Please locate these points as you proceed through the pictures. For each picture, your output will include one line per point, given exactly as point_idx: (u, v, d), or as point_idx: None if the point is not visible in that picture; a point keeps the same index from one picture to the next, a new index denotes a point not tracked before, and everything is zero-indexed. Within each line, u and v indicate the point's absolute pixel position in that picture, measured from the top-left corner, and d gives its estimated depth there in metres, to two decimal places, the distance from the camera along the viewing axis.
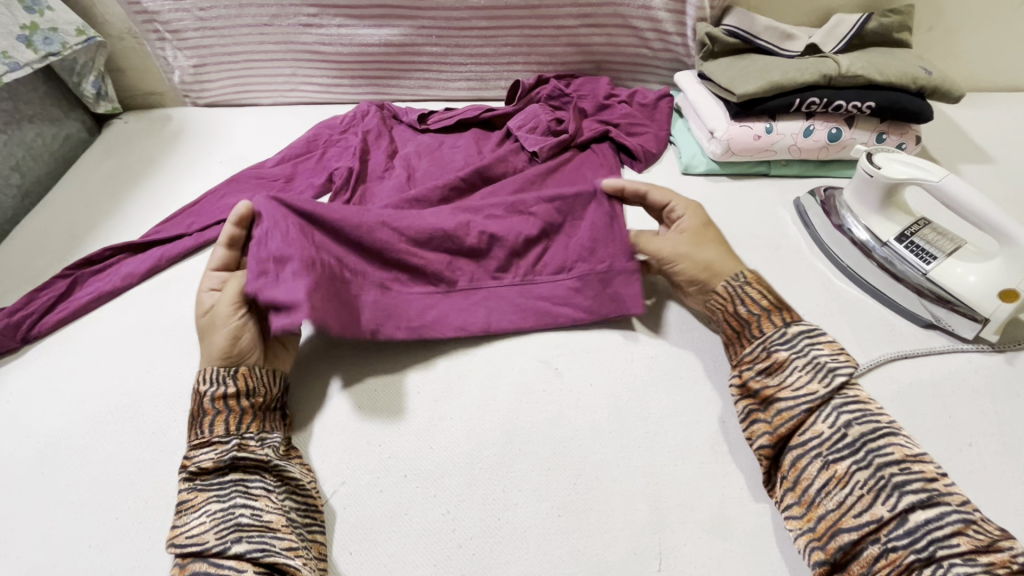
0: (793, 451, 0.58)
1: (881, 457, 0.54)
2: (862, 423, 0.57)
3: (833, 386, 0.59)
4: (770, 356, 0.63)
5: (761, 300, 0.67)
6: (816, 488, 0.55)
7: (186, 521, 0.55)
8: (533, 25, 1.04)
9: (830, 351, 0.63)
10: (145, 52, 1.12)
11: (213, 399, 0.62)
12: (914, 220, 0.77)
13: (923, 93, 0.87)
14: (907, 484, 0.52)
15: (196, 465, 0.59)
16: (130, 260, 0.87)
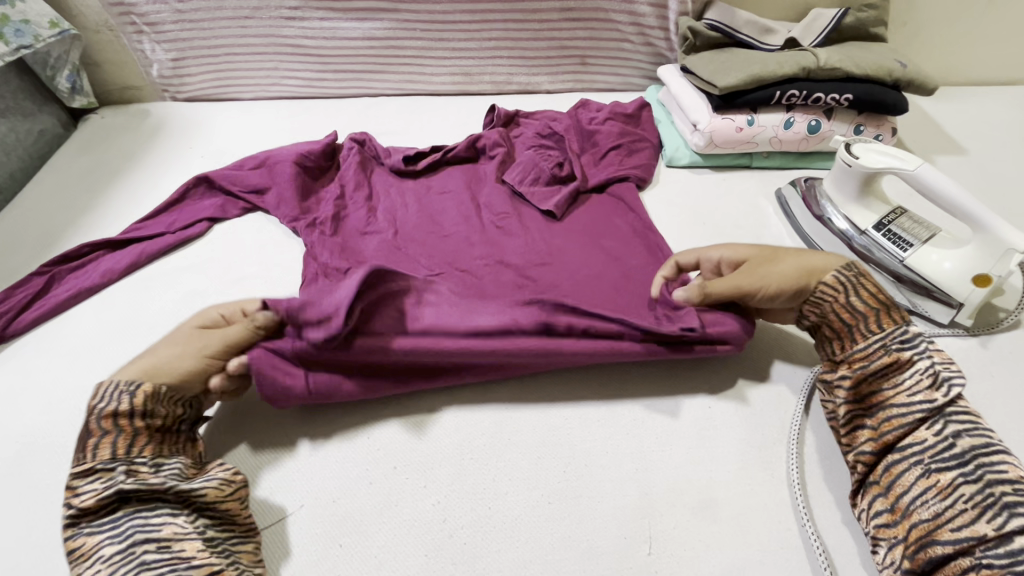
0: (895, 456, 0.56)
1: (993, 474, 0.51)
2: (973, 436, 0.54)
3: (949, 397, 0.56)
4: (890, 355, 0.59)
5: (876, 296, 0.62)
6: (911, 495, 0.53)
7: (79, 574, 0.49)
8: (517, 19, 1.04)
9: (941, 359, 0.59)
10: (122, 45, 1.10)
11: (104, 420, 0.55)
12: (891, 209, 0.79)
13: (899, 86, 0.89)
14: (1017, 506, 0.49)
15: (80, 502, 0.51)
16: (109, 257, 0.86)
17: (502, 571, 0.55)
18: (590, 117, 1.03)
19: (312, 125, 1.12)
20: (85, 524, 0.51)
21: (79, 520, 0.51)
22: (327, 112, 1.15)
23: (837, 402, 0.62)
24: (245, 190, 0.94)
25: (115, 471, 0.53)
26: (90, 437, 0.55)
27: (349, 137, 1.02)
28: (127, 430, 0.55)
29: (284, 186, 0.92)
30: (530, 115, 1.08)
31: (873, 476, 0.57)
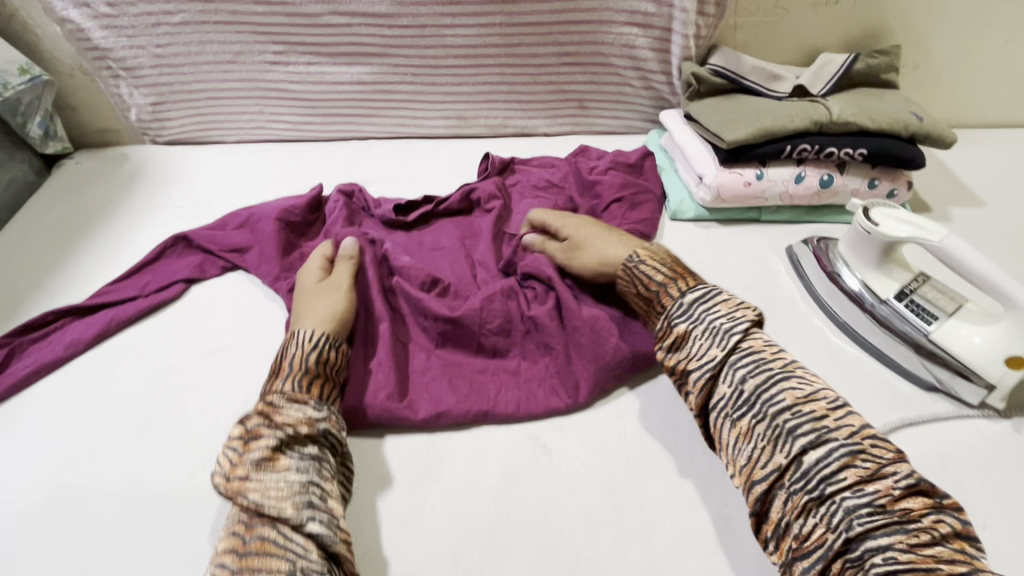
0: (712, 416, 0.60)
1: (774, 407, 0.56)
2: (755, 375, 0.58)
3: (727, 349, 0.61)
4: (672, 331, 0.65)
5: (657, 275, 0.69)
6: (730, 446, 0.58)
7: (263, 478, 0.54)
8: (513, 64, 1.00)
9: (725, 310, 0.64)
10: (98, 89, 1.04)
11: (301, 357, 0.65)
12: (913, 276, 0.74)
13: (915, 140, 0.85)
14: (798, 428, 0.54)
15: (284, 420, 0.59)
16: (75, 325, 0.80)
17: None
18: (591, 166, 0.98)
19: (298, 171, 1.06)
20: (291, 446, 0.58)
21: (281, 431, 0.58)
22: (314, 157, 1.09)
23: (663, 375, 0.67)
24: (224, 247, 0.88)
25: (315, 413, 0.61)
26: (287, 365, 0.64)
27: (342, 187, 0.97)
28: (314, 379, 0.64)
29: (264, 243, 0.87)
30: (526, 163, 1.03)
31: (705, 434, 0.62)
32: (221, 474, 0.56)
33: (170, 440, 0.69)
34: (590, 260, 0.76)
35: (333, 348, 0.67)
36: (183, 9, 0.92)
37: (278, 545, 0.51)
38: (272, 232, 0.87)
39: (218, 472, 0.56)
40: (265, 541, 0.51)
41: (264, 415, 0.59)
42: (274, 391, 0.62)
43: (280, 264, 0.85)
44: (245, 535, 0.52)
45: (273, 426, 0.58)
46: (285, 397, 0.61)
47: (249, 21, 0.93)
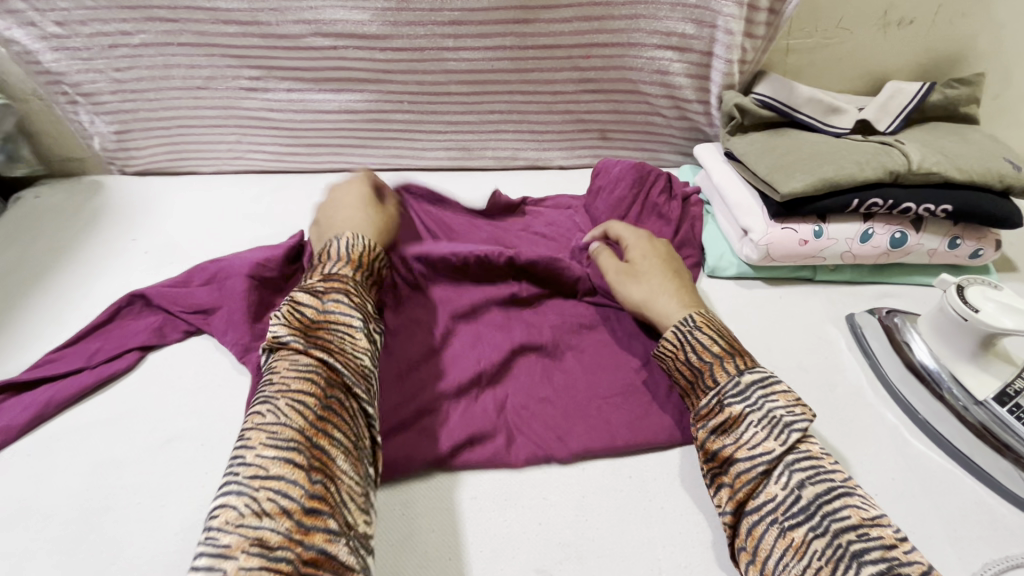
0: (750, 518, 0.50)
1: (839, 522, 0.46)
2: (816, 483, 0.49)
3: (788, 444, 0.51)
4: (723, 410, 0.55)
5: (713, 345, 0.59)
6: (774, 560, 0.48)
7: (336, 336, 0.54)
8: (524, 91, 0.86)
9: (785, 401, 0.54)
10: (58, 116, 0.92)
11: (356, 251, 0.63)
12: (1016, 371, 0.60)
13: (1010, 193, 0.70)
14: (866, 553, 0.44)
15: (353, 291, 0.59)
16: (8, 405, 0.68)
17: None
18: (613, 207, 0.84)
19: (279, 209, 0.94)
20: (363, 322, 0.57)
21: (351, 297, 0.58)
22: (299, 192, 0.96)
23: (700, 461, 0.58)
24: (187, 307, 0.77)
25: (375, 309, 0.61)
26: (348, 255, 0.63)
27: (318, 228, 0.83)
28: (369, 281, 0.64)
29: (235, 306, 0.75)
30: (538, 203, 0.90)
31: (739, 542, 0.51)
32: (287, 322, 0.53)
33: (104, 562, 0.57)
34: (633, 303, 0.69)
35: (377, 261, 0.67)
36: (143, 29, 0.79)
37: (352, 411, 0.50)
38: (242, 291, 0.75)
39: (280, 324, 0.54)
40: (342, 404, 0.49)
41: (341, 287, 0.58)
42: (347, 274, 0.61)
43: (251, 331, 0.73)
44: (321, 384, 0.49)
45: (351, 295, 0.58)
46: (359, 288, 0.60)
47: (220, 43, 0.81)
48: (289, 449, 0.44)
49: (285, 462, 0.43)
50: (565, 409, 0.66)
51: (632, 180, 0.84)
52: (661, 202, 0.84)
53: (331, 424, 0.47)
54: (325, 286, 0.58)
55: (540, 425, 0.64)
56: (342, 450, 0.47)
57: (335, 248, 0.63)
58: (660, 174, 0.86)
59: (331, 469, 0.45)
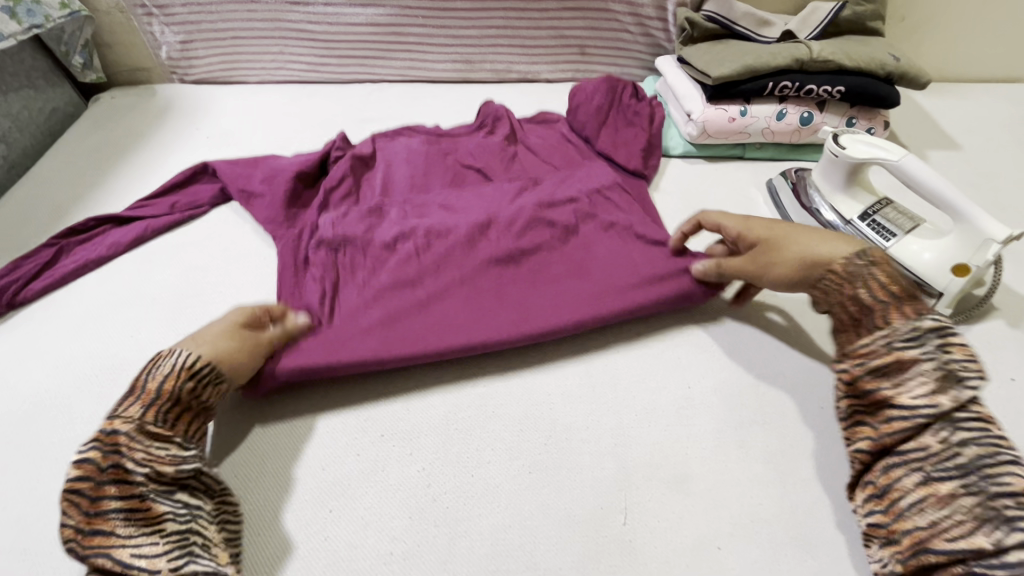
0: (892, 460, 0.54)
1: (997, 486, 0.48)
2: (979, 445, 0.51)
3: (956, 402, 0.52)
4: (892, 354, 0.56)
5: (886, 289, 0.59)
6: (906, 502, 0.52)
7: (110, 505, 0.51)
8: (516, 9, 1.06)
9: (962, 357, 0.54)
10: (132, 27, 1.13)
11: (155, 380, 0.58)
12: (877, 200, 0.81)
13: (892, 79, 0.90)
14: (1021, 519, 0.46)
15: (142, 459, 0.53)
16: (115, 230, 0.89)
17: (482, 534, 0.59)
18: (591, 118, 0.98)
19: (316, 108, 1.14)
20: (161, 492, 0.53)
21: (125, 458, 0.53)
22: (331, 96, 1.17)
23: (839, 395, 0.60)
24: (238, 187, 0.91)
25: (181, 450, 0.56)
26: (147, 391, 0.57)
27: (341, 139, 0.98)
28: (179, 410, 0.58)
29: (282, 169, 0.92)
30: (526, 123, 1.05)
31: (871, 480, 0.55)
32: (69, 523, 0.50)
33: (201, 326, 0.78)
34: (793, 259, 0.65)
35: (192, 383, 0.59)
36: None
37: (138, 563, 0.49)
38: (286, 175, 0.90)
39: (65, 525, 0.50)
40: None
41: (121, 451, 0.53)
42: (135, 419, 0.55)
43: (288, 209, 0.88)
44: (85, 524, 0.50)
45: (131, 471, 0.53)
46: (140, 429, 0.55)
47: None
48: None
49: None
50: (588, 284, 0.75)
51: (607, 89, 1.00)
52: (633, 104, 1.00)
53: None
54: (103, 447, 0.53)
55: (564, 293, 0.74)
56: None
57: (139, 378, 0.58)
58: (628, 84, 1.02)
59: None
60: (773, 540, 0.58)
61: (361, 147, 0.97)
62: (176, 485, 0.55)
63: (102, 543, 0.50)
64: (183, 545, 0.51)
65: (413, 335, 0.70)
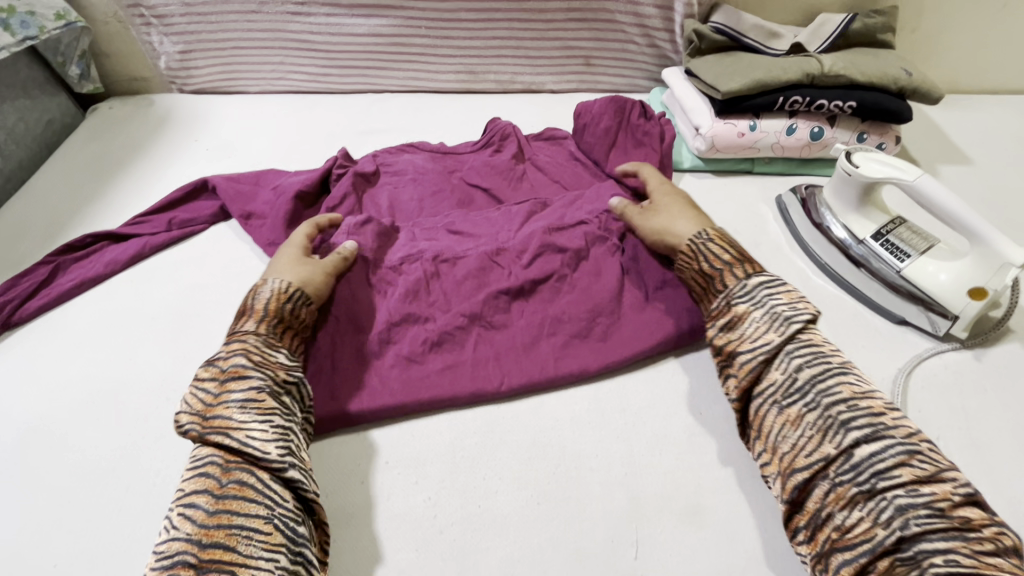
0: (755, 401, 0.62)
1: (829, 398, 0.58)
2: (813, 366, 0.60)
3: (787, 335, 0.62)
4: (732, 311, 0.66)
5: (723, 255, 0.70)
6: (776, 434, 0.60)
7: (231, 390, 0.59)
8: (521, 20, 1.05)
9: (788, 300, 0.65)
10: (131, 37, 1.11)
11: (263, 302, 0.68)
12: (890, 218, 0.79)
13: (904, 94, 0.89)
14: (852, 421, 0.56)
15: (259, 361, 0.62)
16: (113, 247, 0.87)
17: (490, 567, 0.57)
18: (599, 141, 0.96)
19: (317, 119, 1.13)
20: (275, 391, 0.61)
21: (250, 355, 0.63)
22: (332, 107, 1.15)
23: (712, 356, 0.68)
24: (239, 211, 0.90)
25: (286, 360, 0.65)
26: (257, 309, 0.67)
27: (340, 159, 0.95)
28: (284, 328, 0.68)
29: (282, 192, 0.90)
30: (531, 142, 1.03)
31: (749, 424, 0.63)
32: (191, 412, 0.59)
33: (201, 347, 0.77)
34: (652, 229, 0.78)
35: (292, 301, 0.69)
36: None
37: (253, 444, 0.56)
38: (285, 200, 0.88)
39: (185, 413, 0.59)
40: (241, 485, 0.54)
41: (244, 353, 0.63)
42: (253, 332, 0.65)
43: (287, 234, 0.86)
44: (206, 412, 0.58)
45: (253, 367, 0.61)
46: (263, 342, 0.65)
47: None
48: (205, 468, 0.55)
49: (197, 487, 0.54)
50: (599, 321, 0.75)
51: (614, 111, 0.96)
52: (641, 124, 0.96)
53: (239, 473, 0.55)
54: (228, 352, 0.63)
55: (574, 333, 0.74)
56: (260, 479, 0.55)
57: (248, 301, 0.69)
58: (635, 101, 0.98)
59: (245, 490, 0.53)
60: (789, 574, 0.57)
61: (363, 168, 0.95)
62: (286, 388, 0.62)
63: (221, 426, 0.57)
64: (287, 441, 0.58)
65: (424, 374, 0.71)
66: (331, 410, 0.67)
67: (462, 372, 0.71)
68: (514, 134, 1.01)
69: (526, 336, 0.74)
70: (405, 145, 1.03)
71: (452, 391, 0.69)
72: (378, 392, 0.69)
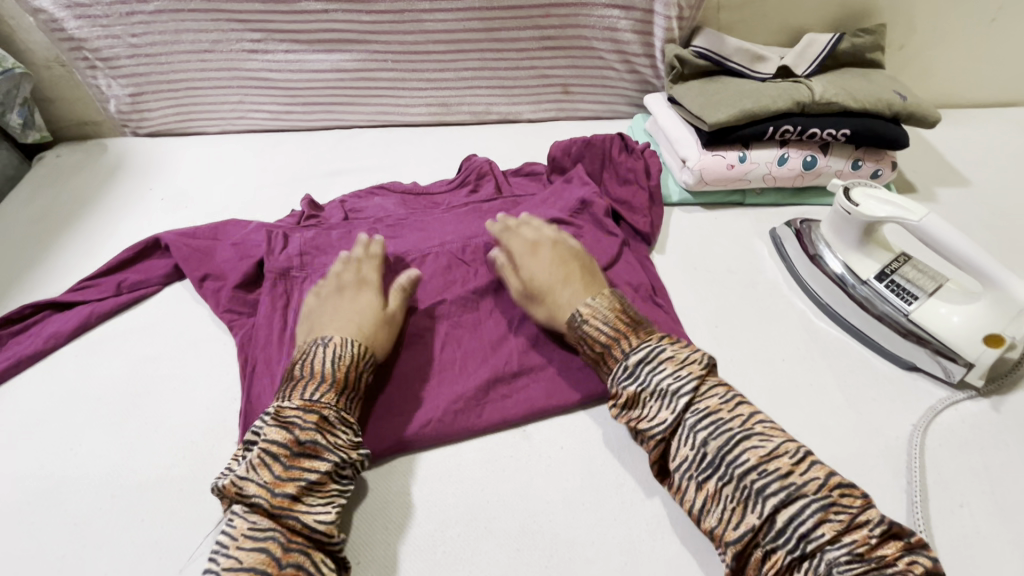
0: (674, 478, 0.57)
1: (739, 467, 0.53)
2: (717, 437, 0.55)
3: (679, 411, 0.57)
4: (625, 394, 0.61)
5: (602, 334, 0.64)
6: (698, 508, 0.55)
7: (313, 467, 0.56)
8: (492, 50, 0.99)
9: (672, 368, 0.59)
10: (76, 80, 1.03)
11: (340, 368, 0.63)
12: (894, 256, 0.74)
13: (899, 119, 0.84)
14: (767, 487, 0.52)
15: (335, 439, 0.59)
16: (55, 318, 0.79)
17: None
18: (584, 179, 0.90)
19: (280, 160, 1.06)
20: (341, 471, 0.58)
21: (322, 428, 0.58)
22: (296, 147, 1.08)
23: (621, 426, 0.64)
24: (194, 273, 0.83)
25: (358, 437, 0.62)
26: (329, 376, 0.62)
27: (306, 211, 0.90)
28: (353, 398, 0.64)
29: (242, 252, 0.84)
30: (506, 178, 0.98)
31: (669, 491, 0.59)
32: (258, 482, 0.55)
33: (152, 429, 0.70)
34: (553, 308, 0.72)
35: (364, 367, 0.65)
36: None
37: (322, 527, 0.54)
38: (245, 262, 0.82)
39: (254, 482, 0.55)
40: (299, 568, 0.52)
41: (319, 428, 0.58)
42: (331, 403, 0.60)
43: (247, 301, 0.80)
44: (275, 486, 0.55)
45: (330, 449, 0.58)
46: (338, 416, 0.60)
47: (224, 8, 0.92)
48: (265, 542, 0.52)
49: (260, 553, 0.51)
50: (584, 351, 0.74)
51: (596, 151, 0.93)
52: (626, 162, 0.92)
53: (298, 555, 0.53)
54: (303, 421, 0.58)
55: (556, 362, 0.73)
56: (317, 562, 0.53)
57: (319, 362, 0.63)
58: (615, 135, 0.94)
59: (303, 572, 0.52)
60: None
61: (330, 219, 0.90)
62: (355, 465, 0.60)
63: (293, 504, 0.55)
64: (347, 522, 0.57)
65: (398, 416, 0.68)
66: None
67: (409, 414, 0.68)
68: (490, 169, 0.96)
69: (505, 368, 0.72)
70: (374, 184, 0.99)
71: (420, 428, 0.67)
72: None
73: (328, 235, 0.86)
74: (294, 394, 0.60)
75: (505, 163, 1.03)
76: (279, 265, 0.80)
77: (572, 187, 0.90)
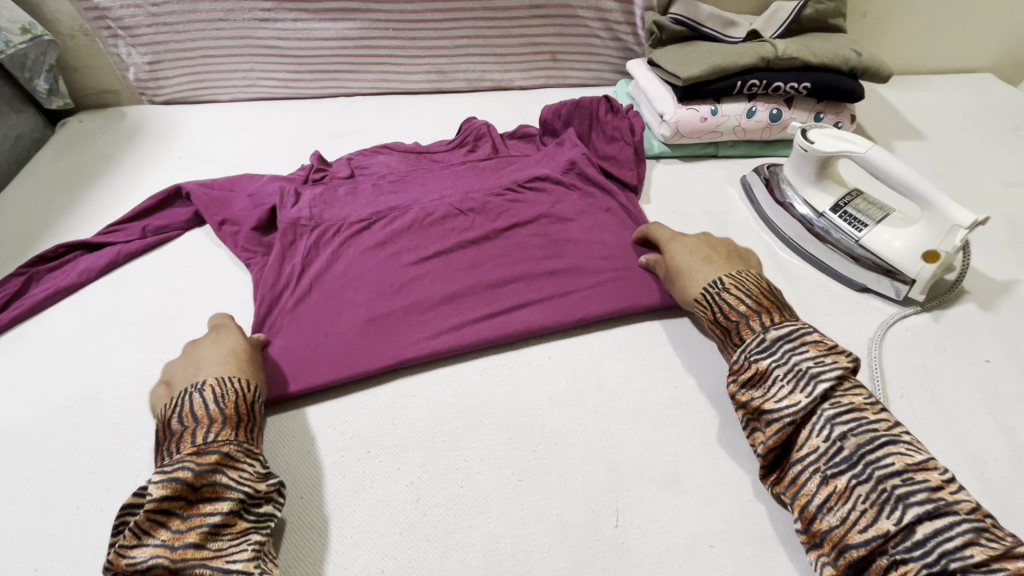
0: (794, 466, 0.56)
1: (881, 470, 0.51)
2: (859, 435, 0.54)
3: (816, 395, 0.56)
4: (752, 366, 0.61)
5: (739, 305, 0.66)
6: (817, 503, 0.54)
7: (213, 509, 0.53)
8: (486, 18, 1.07)
9: (814, 353, 0.60)
10: (99, 49, 1.11)
11: (229, 404, 0.60)
12: (847, 192, 0.83)
13: (855, 74, 0.93)
14: (910, 496, 0.49)
15: (235, 475, 0.56)
16: (87, 256, 0.87)
17: (474, 545, 0.58)
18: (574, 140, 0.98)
19: (290, 123, 1.14)
20: (250, 506, 0.56)
21: (221, 468, 0.56)
22: (305, 112, 1.16)
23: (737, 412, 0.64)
24: (216, 220, 0.90)
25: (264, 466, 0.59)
26: (220, 414, 0.59)
27: (317, 166, 0.98)
28: (252, 428, 0.62)
29: (257, 202, 0.91)
30: (502, 139, 1.05)
31: (783, 487, 0.57)
32: (155, 544, 0.51)
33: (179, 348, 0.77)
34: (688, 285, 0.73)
35: (254, 400, 0.63)
36: None
37: (236, 565, 0.51)
38: (261, 210, 0.89)
39: (150, 545, 0.51)
40: None
41: (220, 467, 0.56)
42: (227, 440, 0.58)
43: (263, 243, 0.87)
44: (174, 541, 0.51)
45: (232, 485, 0.55)
46: (241, 450, 0.58)
47: None
48: None
49: None
50: (572, 284, 0.81)
51: (585, 113, 1.00)
52: (612, 122, 1.00)
53: None
54: (198, 463, 0.55)
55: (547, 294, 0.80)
56: None
57: (201, 408, 0.59)
58: (602, 99, 1.02)
59: None
60: (765, 536, 0.59)
61: (339, 174, 0.98)
62: (264, 498, 0.57)
63: (198, 554, 0.51)
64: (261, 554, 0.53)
65: (399, 337, 0.75)
66: (302, 381, 0.70)
67: (410, 336, 0.75)
68: (488, 131, 1.04)
69: (500, 301, 0.79)
70: (381, 145, 1.06)
71: (420, 347, 0.74)
72: (349, 352, 0.73)
73: (336, 190, 0.93)
74: (182, 444, 0.57)
75: (499, 124, 1.11)
76: (291, 217, 0.87)
77: (562, 146, 0.98)
